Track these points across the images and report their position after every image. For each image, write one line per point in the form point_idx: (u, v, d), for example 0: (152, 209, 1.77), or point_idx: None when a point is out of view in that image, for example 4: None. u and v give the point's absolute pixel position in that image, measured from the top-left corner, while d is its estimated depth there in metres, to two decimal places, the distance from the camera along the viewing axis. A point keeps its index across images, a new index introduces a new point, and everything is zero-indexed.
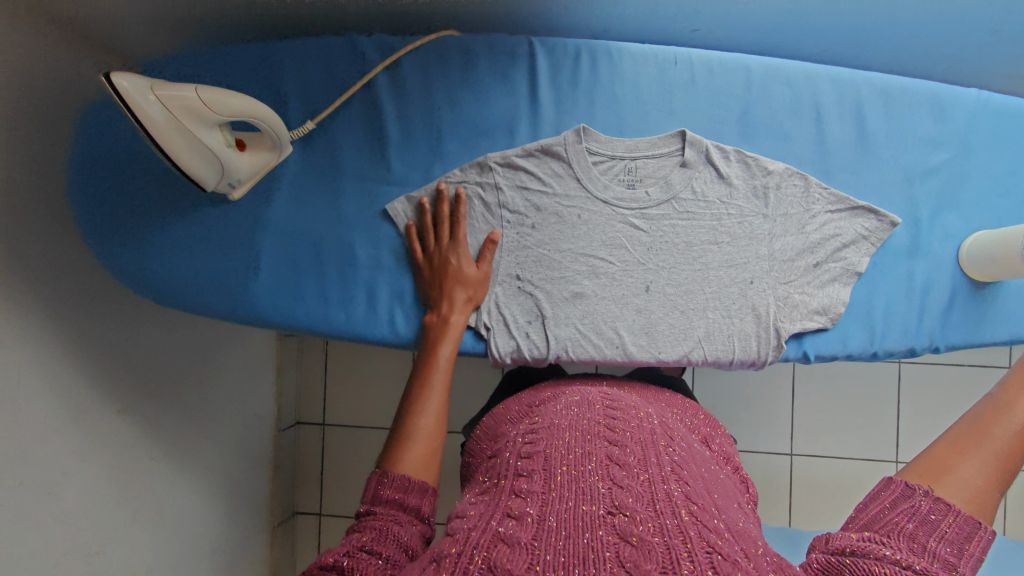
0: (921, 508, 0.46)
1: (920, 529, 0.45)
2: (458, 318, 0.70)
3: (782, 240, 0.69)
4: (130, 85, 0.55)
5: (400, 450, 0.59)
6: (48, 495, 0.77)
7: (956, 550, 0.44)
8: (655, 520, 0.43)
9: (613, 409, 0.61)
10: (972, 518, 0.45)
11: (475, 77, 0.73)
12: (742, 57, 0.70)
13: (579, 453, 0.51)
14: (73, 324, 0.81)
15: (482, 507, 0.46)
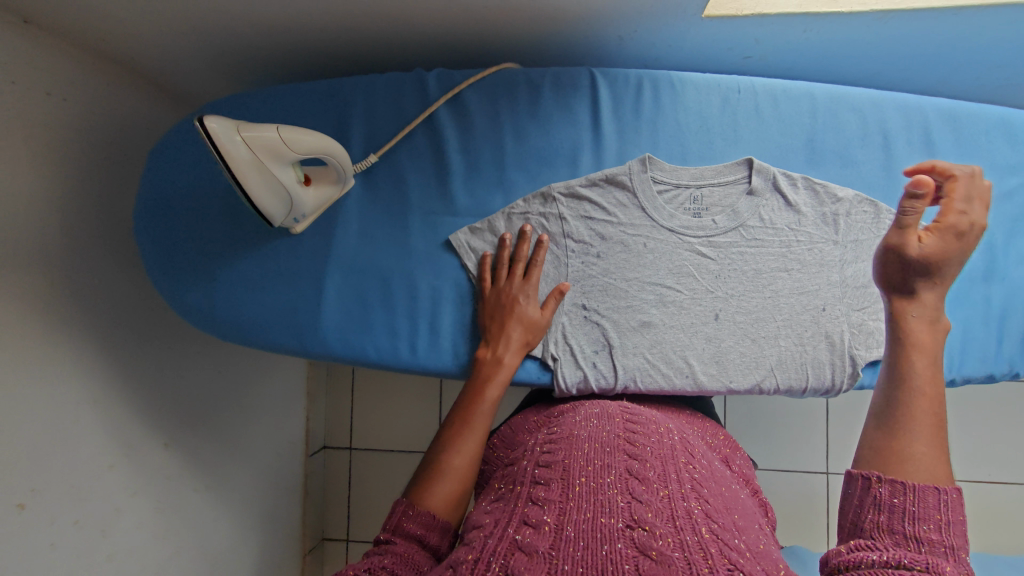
0: (886, 494, 0.45)
1: (896, 519, 0.44)
2: (511, 361, 0.69)
3: (853, 266, 0.69)
4: (218, 128, 0.56)
5: (432, 482, 0.58)
6: (102, 533, 0.87)
7: (938, 524, 0.43)
8: (675, 535, 0.45)
9: (634, 420, 0.62)
10: (930, 485, 0.45)
11: (540, 109, 0.74)
12: (807, 85, 0.71)
13: (599, 465, 0.53)
14: (118, 363, 0.90)
15: (499, 515, 0.50)
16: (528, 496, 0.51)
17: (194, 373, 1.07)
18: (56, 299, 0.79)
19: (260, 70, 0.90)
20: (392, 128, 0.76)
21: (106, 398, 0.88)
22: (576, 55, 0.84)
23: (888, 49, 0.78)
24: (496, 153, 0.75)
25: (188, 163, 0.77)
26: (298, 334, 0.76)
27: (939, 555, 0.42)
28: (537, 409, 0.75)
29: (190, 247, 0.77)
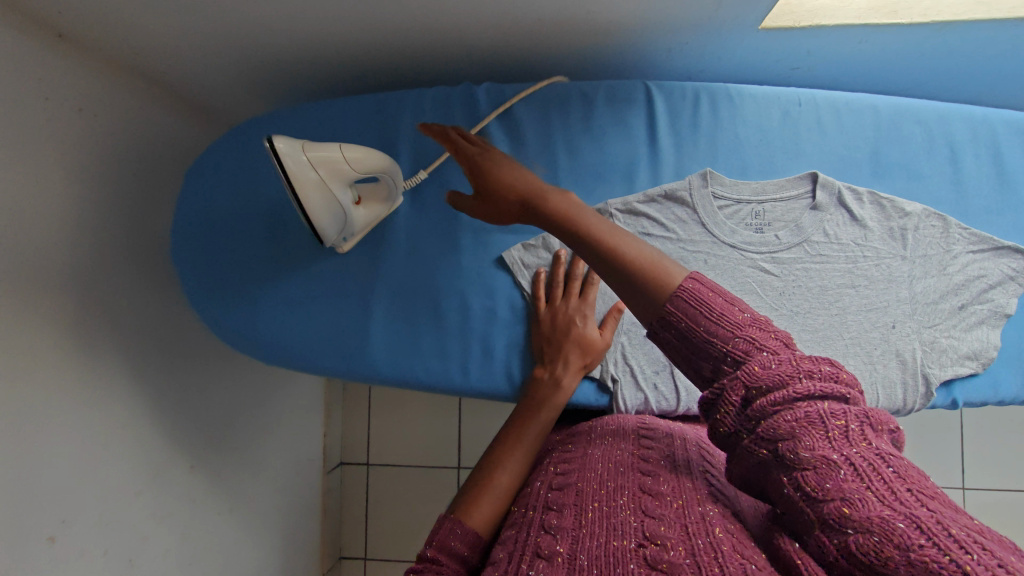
0: (675, 336, 0.44)
1: (694, 346, 0.43)
2: (570, 383, 0.67)
3: (923, 282, 0.67)
4: (288, 149, 0.55)
5: (478, 500, 0.56)
6: (130, 563, 0.82)
7: (708, 314, 0.43)
8: (686, 542, 0.42)
9: (647, 435, 0.59)
10: (674, 295, 0.45)
11: (594, 123, 0.73)
12: (869, 98, 0.71)
13: (611, 486, 0.50)
14: (147, 384, 0.86)
15: (511, 546, 0.47)
16: (540, 522, 0.48)
17: (220, 393, 1.03)
18: (87, 320, 0.75)
19: (295, 86, 0.88)
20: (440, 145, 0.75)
21: (138, 422, 0.84)
22: (621, 70, 0.82)
23: (936, 67, 0.78)
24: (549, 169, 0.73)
25: (228, 182, 0.75)
26: (345, 356, 0.73)
27: (740, 339, 0.41)
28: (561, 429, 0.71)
29: (229, 267, 0.74)
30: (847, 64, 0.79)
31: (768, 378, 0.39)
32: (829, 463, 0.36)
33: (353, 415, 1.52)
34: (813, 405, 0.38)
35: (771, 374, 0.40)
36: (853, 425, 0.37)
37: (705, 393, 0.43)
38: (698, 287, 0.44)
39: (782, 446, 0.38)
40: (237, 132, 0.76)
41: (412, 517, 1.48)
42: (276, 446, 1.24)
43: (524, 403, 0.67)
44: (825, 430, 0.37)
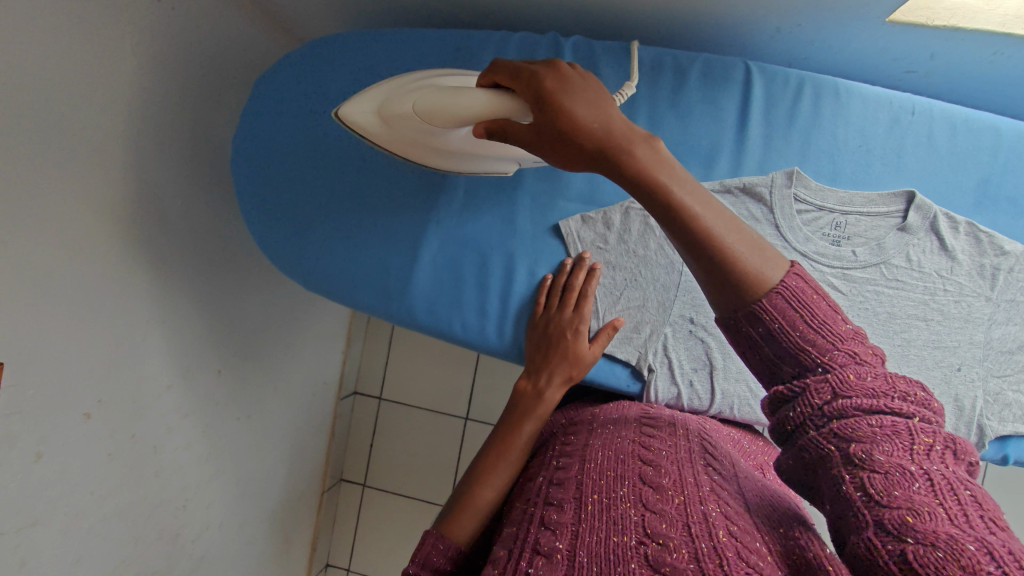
0: (763, 332, 0.41)
1: (780, 345, 0.40)
2: (553, 395, 0.66)
3: (1002, 329, 0.62)
4: (361, 106, 0.63)
5: (461, 516, 0.57)
6: (153, 450, 0.86)
7: (809, 316, 0.40)
8: (690, 546, 0.41)
9: (649, 422, 0.58)
10: (773, 292, 0.41)
11: (681, 98, 0.68)
12: (991, 119, 0.64)
13: (612, 477, 0.49)
14: (190, 285, 0.87)
15: (511, 544, 0.46)
16: (540, 519, 0.47)
17: (254, 308, 1.06)
18: (141, 216, 0.76)
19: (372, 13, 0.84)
20: None
21: (176, 322, 0.86)
22: (718, 47, 0.76)
23: None
24: None
25: (294, 101, 0.73)
26: (385, 296, 0.73)
27: (841, 352, 0.39)
28: (565, 414, 0.71)
29: (284, 188, 0.73)
30: (972, 78, 0.71)
31: (860, 387, 0.38)
32: (904, 473, 0.35)
33: (374, 349, 1.55)
34: (903, 416, 0.37)
35: (863, 384, 0.38)
36: (938, 443, 0.36)
37: (777, 389, 0.41)
38: (801, 285, 0.41)
39: (854, 447, 0.37)
40: (311, 51, 0.74)
41: (416, 456, 1.52)
42: (298, 365, 1.28)
43: (507, 414, 0.66)
44: (908, 443, 0.36)
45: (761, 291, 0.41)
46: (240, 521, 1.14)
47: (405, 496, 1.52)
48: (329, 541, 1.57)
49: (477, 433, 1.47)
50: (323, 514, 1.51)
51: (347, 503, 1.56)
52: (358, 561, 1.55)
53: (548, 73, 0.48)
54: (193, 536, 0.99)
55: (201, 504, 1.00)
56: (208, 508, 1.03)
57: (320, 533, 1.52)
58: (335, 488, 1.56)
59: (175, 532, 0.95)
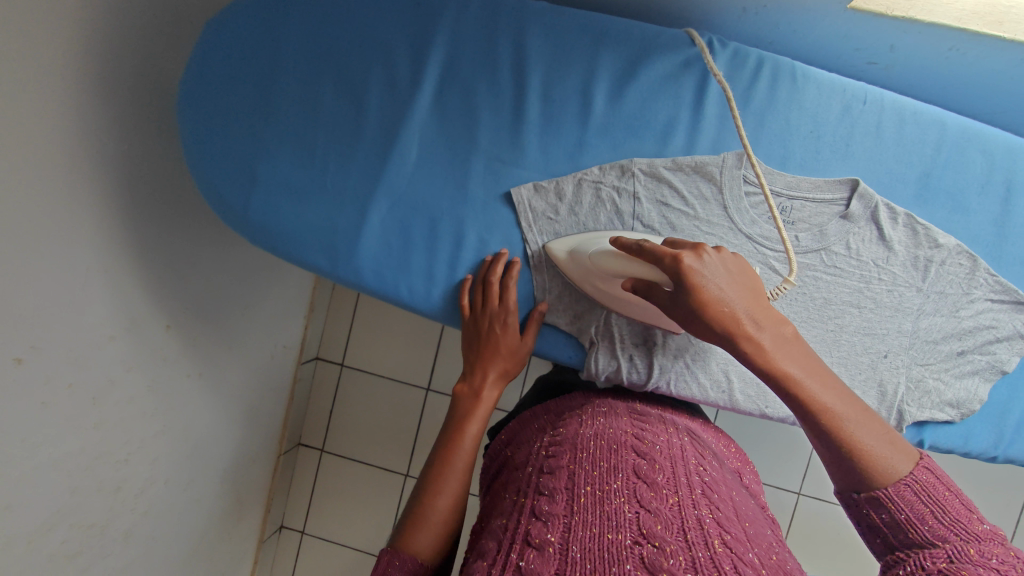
0: (886, 518, 0.49)
1: (903, 532, 0.47)
2: (490, 393, 0.68)
3: (929, 319, 0.65)
4: (564, 243, 0.68)
5: (417, 529, 0.57)
6: (93, 402, 0.84)
7: (935, 511, 0.47)
8: (687, 553, 0.43)
9: (642, 421, 0.61)
10: (900, 484, 0.49)
11: (642, 73, 0.68)
12: (939, 112, 0.65)
13: (605, 468, 0.51)
14: (138, 235, 0.84)
15: (501, 537, 0.47)
16: (531, 509, 0.49)
17: (208, 265, 1.03)
18: (78, 155, 0.72)
19: None
20: (474, 60, 0.69)
21: (120, 272, 0.83)
22: (685, 24, 0.75)
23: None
24: (582, 112, 0.69)
25: (245, 46, 0.70)
26: (333, 257, 0.71)
27: (962, 538, 0.45)
28: (546, 406, 0.73)
29: (232, 136, 0.70)
30: (929, 74, 0.72)
31: (974, 556, 0.42)
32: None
33: (336, 315, 1.53)
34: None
35: (981, 556, 0.42)
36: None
37: (892, 558, 0.47)
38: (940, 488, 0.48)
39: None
40: None
41: (376, 424, 1.52)
42: (257, 326, 1.26)
43: (449, 419, 0.67)
44: None
45: (890, 482, 0.49)
46: (189, 479, 1.13)
47: (361, 462, 1.53)
48: (283, 504, 1.56)
49: (438, 405, 1.48)
50: (278, 477, 1.51)
51: (303, 467, 1.56)
52: (313, 525, 1.56)
53: (697, 252, 0.53)
54: (136, 491, 0.98)
55: (146, 459, 0.99)
56: (154, 463, 1.01)
57: (274, 497, 1.51)
58: (293, 452, 1.55)
59: (116, 485, 0.93)
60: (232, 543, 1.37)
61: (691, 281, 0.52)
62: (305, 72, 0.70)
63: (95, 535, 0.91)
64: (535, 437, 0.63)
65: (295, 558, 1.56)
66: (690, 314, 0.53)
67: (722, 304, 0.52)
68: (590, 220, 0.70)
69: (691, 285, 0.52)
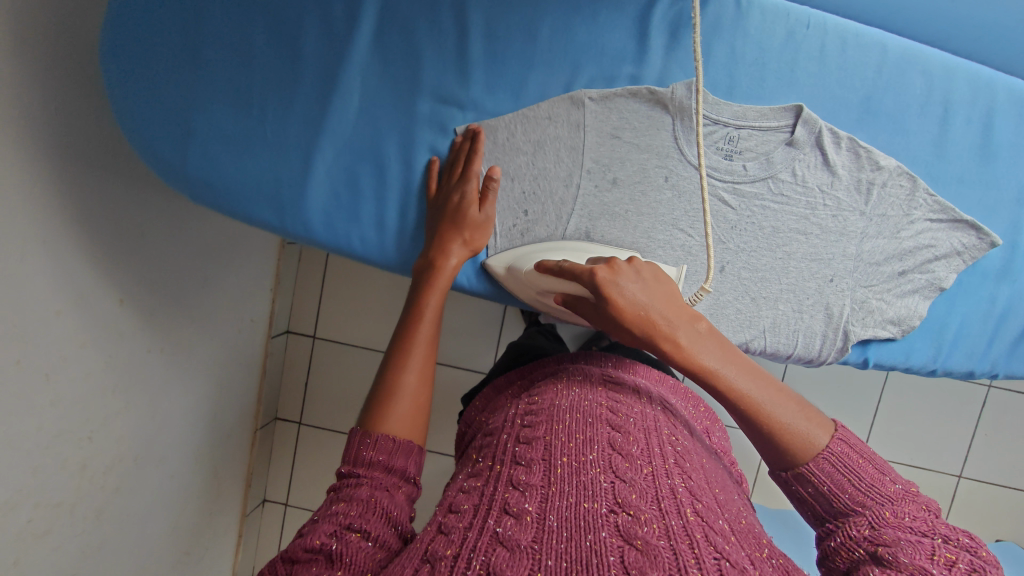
0: (811, 489, 0.51)
1: (828, 502, 0.50)
2: (449, 263, 0.67)
3: (873, 241, 0.66)
4: (502, 258, 0.70)
5: (388, 409, 0.58)
6: (46, 378, 0.81)
7: (853, 478, 0.49)
8: (661, 521, 0.45)
9: (617, 392, 0.63)
10: (819, 455, 0.51)
11: (584, 4, 0.66)
12: (880, 34, 0.65)
13: (580, 440, 0.52)
14: (78, 202, 0.81)
15: (476, 500, 0.48)
16: (507, 478, 0.49)
17: (160, 236, 0.99)
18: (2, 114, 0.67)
19: None
20: None
21: (61, 244, 0.79)
22: None
23: (966, 27, 0.72)
24: (526, 48, 0.68)
25: None
26: (280, 211, 0.69)
27: (880, 502, 0.48)
28: (520, 373, 0.76)
29: (160, 84, 0.65)
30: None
31: (894, 524, 0.46)
32: (925, 571, 0.41)
33: (306, 288, 1.50)
34: (929, 540, 0.44)
35: (899, 521, 0.46)
36: (961, 562, 0.42)
37: (824, 533, 0.50)
38: (850, 451, 0.51)
39: (881, 549, 0.44)
40: None
41: (353, 393, 1.53)
42: (220, 299, 1.22)
43: (411, 293, 0.67)
44: (930, 554, 0.42)
45: (811, 454, 0.51)
46: (160, 456, 1.11)
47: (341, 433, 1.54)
48: (264, 480, 1.56)
49: None
50: (256, 453, 1.50)
51: (282, 441, 1.56)
52: (296, 496, 1.57)
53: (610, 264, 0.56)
54: (103, 469, 0.96)
55: (110, 437, 0.97)
56: (120, 441, 0.99)
57: (255, 472, 1.51)
58: (270, 427, 1.54)
59: (81, 463, 0.92)
60: (214, 520, 1.37)
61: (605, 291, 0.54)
62: (234, 12, 0.65)
63: (63, 515, 0.90)
64: (511, 402, 0.65)
65: (280, 529, 1.58)
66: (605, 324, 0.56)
67: (640, 309, 0.54)
68: (548, 149, 0.70)
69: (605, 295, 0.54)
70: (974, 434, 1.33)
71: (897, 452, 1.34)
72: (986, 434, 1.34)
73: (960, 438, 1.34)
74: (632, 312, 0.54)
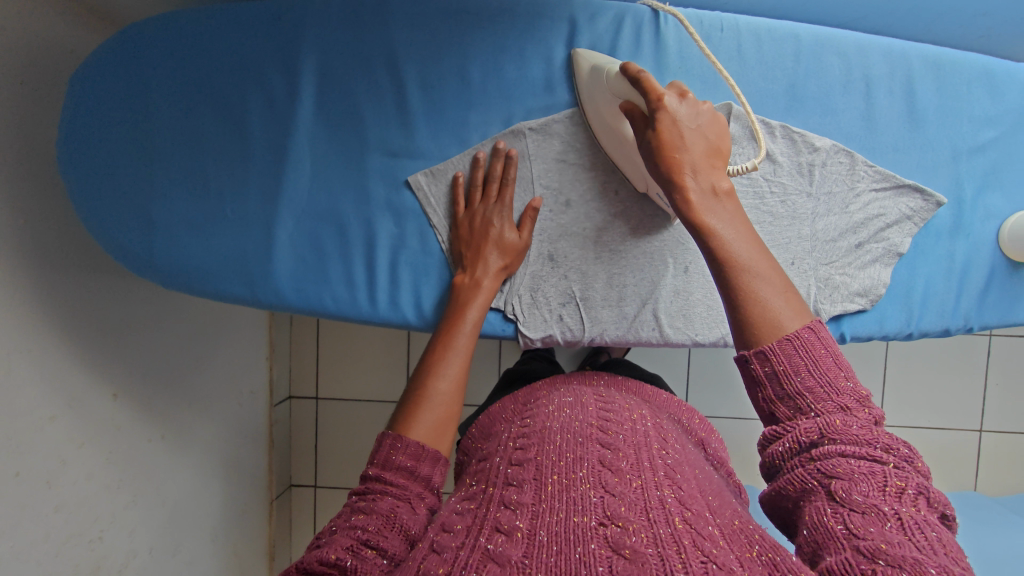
0: (767, 372, 0.46)
1: (781, 387, 0.45)
2: (488, 284, 0.68)
3: (825, 220, 0.69)
4: (590, 57, 0.67)
5: (416, 414, 0.59)
6: (48, 485, 0.82)
7: (811, 365, 0.45)
8: (649, 530, 0.43)
9: (607, 409, 0.60)
10: (784, 338, 0.46)
11: (507, 42, 0.69)
12: (790, 26, 0.68)
13: (571, 458, 0.51)
14: (57, 307, 0.82)
15: (468, 520, 0.46)
16: (499, 499, 0.48)
17: (144, 324, 1.00)
18: None
19: None
20: (346, 60, 0.69)
21: (46, 351, 0.81)
22: None
23: (878, 4, 0.75)
24: (461, 92, 0.70)
25: (112, 94, 0.67)
26: (249, 283, 0.70)
27: (835, 405, 0.43)
28: (514, 396, 0.74)
29: (120, 186, 0.68)
30: None
31: (844, 432, 0.42)
32: (877, 511, 0.38)
33: (301, 351, 1.49)
34: (880, 463, 0.41)
35: (853, 432, 0.42)
36: (910, 490, 0.40)
37: (769, 428, 0.46)
38: (813, 341, 0.45)
39: (835, 485, 0.40)
40: (118, 37, 0.68)
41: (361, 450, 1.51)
42: (215, 375, 1.22)
43: (449, 307, 0.69)
44: (882, 486, 0.40)
45: (776, 341, 0.46)
46: (174, 544, 1.10)
47: None
48: (288, 552, 1.53)
49: None
50: (275, 526, 1.47)
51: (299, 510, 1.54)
52: None
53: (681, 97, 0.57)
54: (117, 567, 0.95)
55: (121, 532, 0.96)
56: (132, 535, 0.99)
57: (277, 545, 1.48)
58: (285, 497, 1.52)
59: (95, 565, 0.91)
60: None
61: (658, 117, 0.56)
62: (178, 107, 0.68)
63: None
64: (506, 428, 0.64)
65: None
66: (648, 145, 0.57)
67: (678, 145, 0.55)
68: None
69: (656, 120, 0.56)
70: (986, 386, 1.33)
71: (914, 416, 1.33)
72: (998, 384, 1.33)
73: (972, 393, 1.33)
74: (675, 146, 0.55)
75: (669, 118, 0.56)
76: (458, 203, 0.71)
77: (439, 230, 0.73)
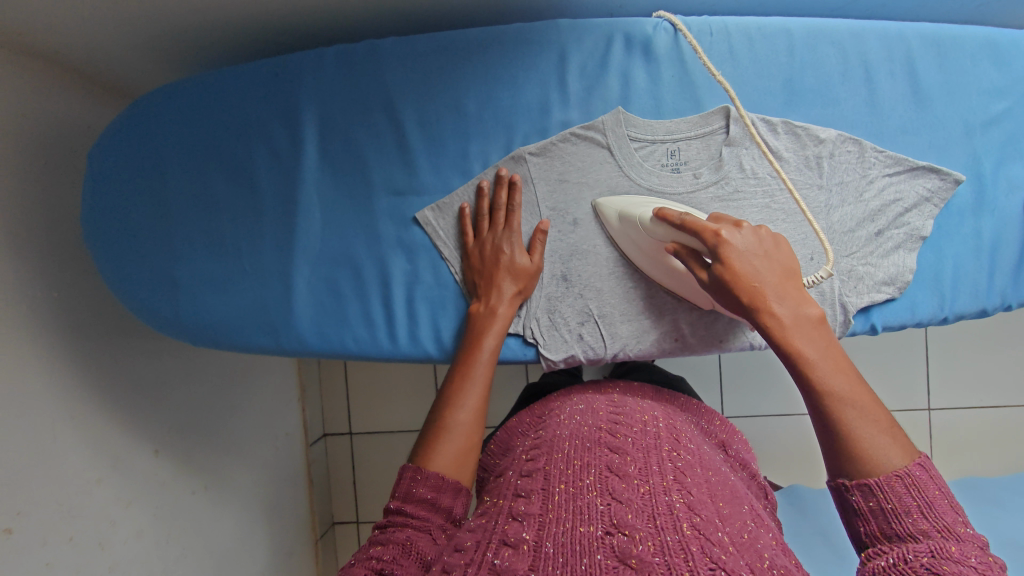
0: (872, 505, 0.46)
1: (886, 520, 0.45)
2: (503, 311, 0.68)
3: (839, 211, 0.67)
4: (614, 203, 0.69)
5: (436, 445, 0.59)
6: (100, 548, 0.84)
7: (924, 507, 0.44)
8: (656, 537, 0.41)
9: (618, 413, 0.59)
10: (892, 475, 0.46)
11: (500, 71, 0.70)
12: (781, 20, 0.67)
13: (578, 465, 0.50)
14: (95, 374, 0.85)
15: (479, 535, 0.46)
16: (508, 511, 0.47)
17: (179, 381, 1.03)
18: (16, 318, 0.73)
19: (198, 65, 0.81)
20: (344, 108, 0.71)
21: (88, 416, 0.84)
22: None
23: None
24: (459, 125, 0.72)
25: (130, 167, 0.70)
26: (272, 333, 0.72)
27: (947, 535, 0.42)
28: (530, 410, 0.71)
29: (144, 252, 0.71)
30: None
31: (959, 558, 0.40)
32: None
33: (329, 389, 1.51)
34: None
35: (964, 555, 0.40)
36: None
37: (870, 549, 0.45)
38: (925, 476, 0.45)
39: None
40: (130, 112, 0.71)
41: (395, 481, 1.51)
42: (250, 423, 1.24)
43: (466, 337, 0.69)
44: None
45: (882, 471, 0.46)
46: None
47: None
48: None
49: None
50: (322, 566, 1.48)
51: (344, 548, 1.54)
52: None
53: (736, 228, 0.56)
54: None
55: None
56: None
57: None
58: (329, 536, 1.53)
59: None
60: None
61: (722, 254, 0.55)
62: (191, 171, 0.71)
63: None
64: (521, 441, 0.63)
65: None
66: (718, 283, 0.55)
67: (752, 277, 0.54)
68: None
69: (720, 258, 0.55)
70: None
71: (962, 398, 1.27)
72: None
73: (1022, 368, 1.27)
74: (745, 283, 0.54)
75: (734, 253, 0.54)
76: (466, 233, 0.71)
77: (450, 261, 0.74)
